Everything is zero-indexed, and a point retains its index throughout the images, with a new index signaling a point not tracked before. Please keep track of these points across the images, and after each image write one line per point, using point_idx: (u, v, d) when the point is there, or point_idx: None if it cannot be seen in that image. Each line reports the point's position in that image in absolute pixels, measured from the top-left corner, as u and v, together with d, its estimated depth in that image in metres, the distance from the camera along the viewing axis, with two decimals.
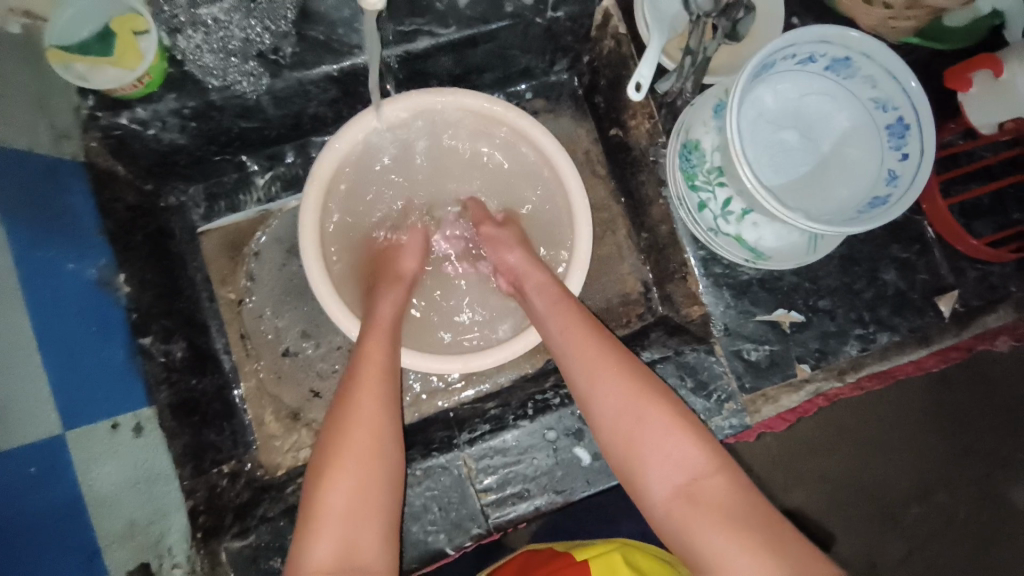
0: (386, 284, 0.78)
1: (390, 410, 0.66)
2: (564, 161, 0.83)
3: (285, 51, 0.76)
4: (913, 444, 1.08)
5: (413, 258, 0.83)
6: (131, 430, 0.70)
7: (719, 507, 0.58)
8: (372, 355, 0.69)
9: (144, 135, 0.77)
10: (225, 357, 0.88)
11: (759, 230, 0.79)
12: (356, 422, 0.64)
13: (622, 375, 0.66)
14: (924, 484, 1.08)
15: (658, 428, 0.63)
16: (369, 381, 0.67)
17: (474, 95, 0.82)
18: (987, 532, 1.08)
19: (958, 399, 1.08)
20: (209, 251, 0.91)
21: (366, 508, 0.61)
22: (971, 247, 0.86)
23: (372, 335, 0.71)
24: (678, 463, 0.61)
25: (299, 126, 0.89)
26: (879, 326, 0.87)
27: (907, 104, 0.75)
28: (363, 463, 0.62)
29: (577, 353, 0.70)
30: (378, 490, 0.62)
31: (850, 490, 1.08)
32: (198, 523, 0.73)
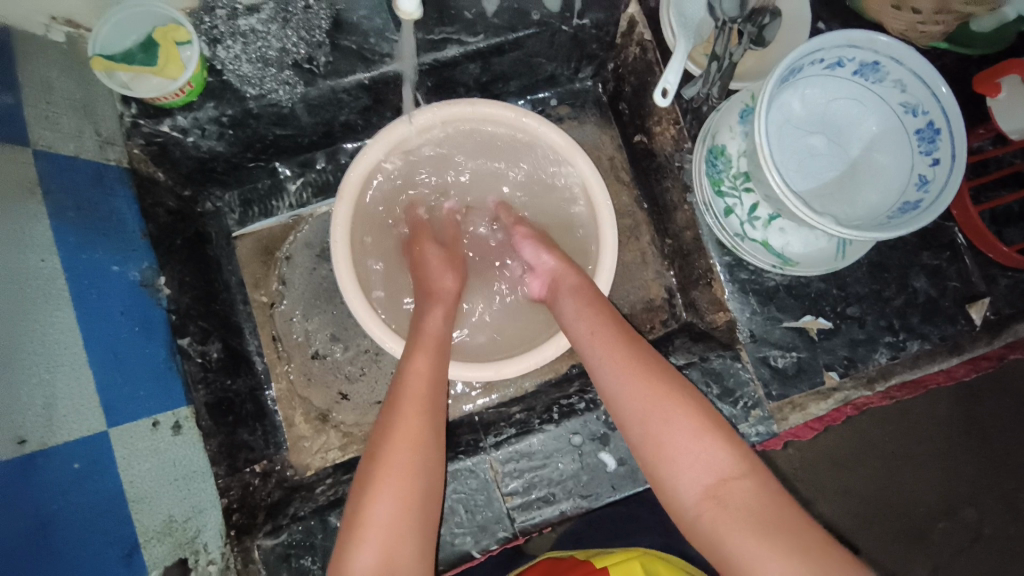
0: (427, 298, 0.77)
1: (436, 425, 0.66)
2: (583, 160, 0.84)
3: (320, 60, 0.78)
4: (939, 455, 1.06)
5: (451, 274, 0.80)
6: (170, 428, 0.72)
7: (748, 510, 0.58)
8: (419, 370, 0.69)
9: (184, 142, 0.80)
10: (258, 358, 0.90)
11: (786, 236, 0.80)
12: (402, 438, 0.63)
13: (653, 380, 0.66)
14: (949, 496, 1.06)
15: (685, 430, 0.63)
16: (417, 396, 0.66)
17: (503, 105, 0.83)
18: (1019, 548, 1.05)
19: (990, 409, 1.06)
20: (244, 255, 0.94)
21: (407, 518, 0.60)
22: (1002, 254, 0.85)
23: (421, 350, 0.71)
24: (705, 464, 0.61)
25: (331, 133, 0.91)
26: (909, 334, 0.86)
27: (937, 108, 0.75)
28: (406, 478, 0.62)
29: (607, 357, 0.69)
30: (420, 505, 0.62)
31: (880, 502, 1.06)
32: (231, 521, 0.75)
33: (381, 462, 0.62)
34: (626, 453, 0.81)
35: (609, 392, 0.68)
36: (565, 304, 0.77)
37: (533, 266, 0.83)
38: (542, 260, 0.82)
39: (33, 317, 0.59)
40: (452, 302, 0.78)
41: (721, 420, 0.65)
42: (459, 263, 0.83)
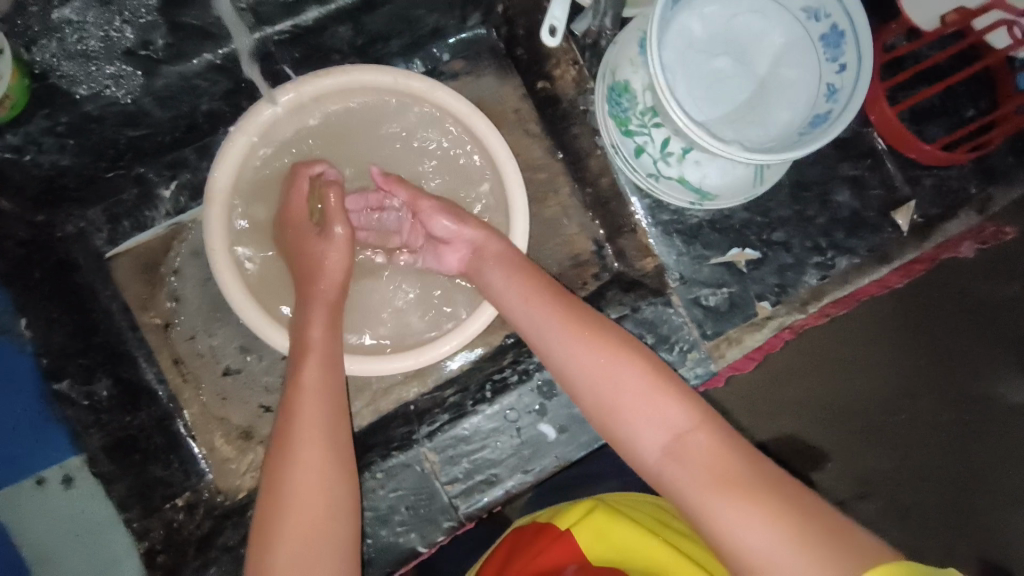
0: (309, 289, 0.70)
1: (333, 429, 0.63)
2: (469, 113, 0.78)
3: (157, 44, 0.67)
4: (891, 354, 1.03)
5: (337, 254, 0.71)
6: (60, 481, 0.75)
7: (708, 466, 0.55)
8: (305, 378, 0.64)
9: (22, 160, 0.70)
10: (160, 386, 0.82)
11: (702, 168, 0.75)
12: (295, 457, 0.60)
13: (596, 342, 0.63)
14: (905, 393, 1.03)
15: (634, 394, 0.59)
16: (306, 406, 0.62)
17: (384, 69, 0.75)
18: (981, 437, 1.01)
19: (937, 304, 1.02)
20: (122, 277, 0.84)
21: (314, 540, 0.57)
22: (925, 154, 0.83)
23: (305, 353, 0.66)
24: (659, 424, 0.58)
25: (196, 126, 0.82)
26: (837, 250, 0.84)
27: (839, 10, 0.70)
28: (306, 493, 0.59)
29: (549, 320, 0.65)
30: (330, 525, 0.59)
31: (838, 412, 1.03)
32: (157, 564, 0.71)
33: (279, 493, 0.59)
34: (566, 419, 0.77)
35: (555, 360, 0.64)
36: (490, 275, 0.72)
37: (447, 239, 0.75)
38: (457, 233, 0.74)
39: None
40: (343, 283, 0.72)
41: (670, 373, 0.62)
42: (353, 241, 0.72)
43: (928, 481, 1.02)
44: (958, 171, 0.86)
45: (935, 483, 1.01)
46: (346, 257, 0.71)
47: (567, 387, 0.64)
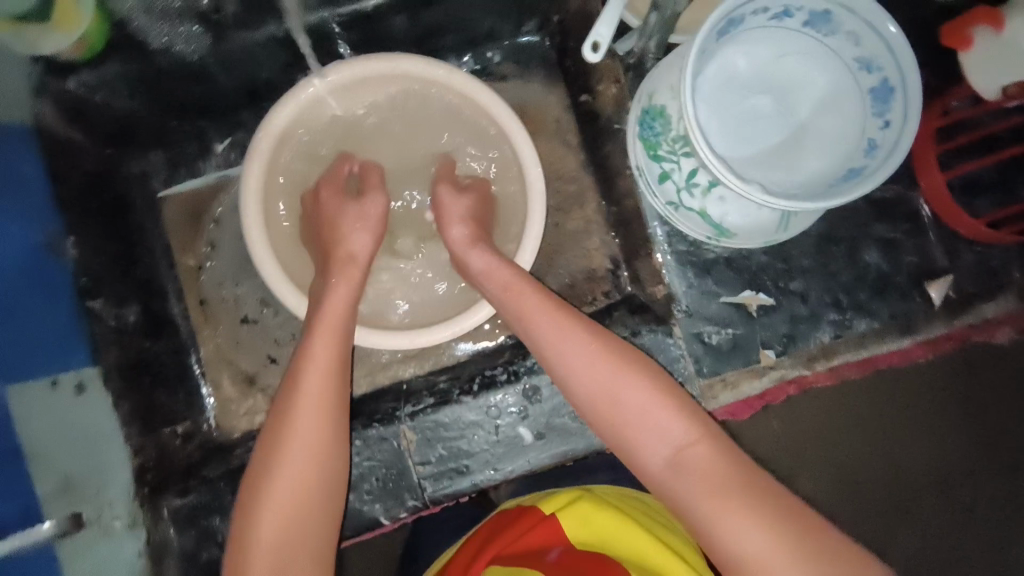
0: (337, 269, 0.73)
1: (335, 414, 0.66)
2: (506, 114, 0.80)
3: (227, 11, 0.74)
4: (935, 428, 0.98)
5: (363, 237, 0.76)
6: (73, 388, 0.71)
7: (711, 479, 0.58)
8: (317, 357, 0.67)
9: (94, 101, 0.77)
10: (183, 321, 0.91)
11: (725, 205, 0.74)
12: (296, 435, 0.63)
13: (607, 359, 0.64)
14: (941, 471, 0.99)
15: (639, 405, 0.61)
16: (315, 387, 0.65)
17: (430, 61, 0.78)
18: (1008, 527, 0.99)
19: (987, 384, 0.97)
20: (171, 218, 0.92)
21: (302, 517, 0.61)
22: (969, 227, 0.79)
23: (319, 333, 0.68)
24: (664, 436, 0.60)
25: (255, 91, 0.88)
26: (857, 312, 0.81)
27: (892, 64, 0.67)
28: (302, 472, 0.62)
29: (558, 335, 0.66)
30: (318, 505, 0.63)
31: (871, 480, 0.99)
32: (145, 480, 0.76)
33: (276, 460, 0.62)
34: (544, 426, 0.78)
35: (559, 370, 0.65)
36: (489, 286, 0.73)
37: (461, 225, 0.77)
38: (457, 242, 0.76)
39: None
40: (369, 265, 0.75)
41: (676, 386, 0.64)
42: (382, 224, 0.78)
43: (950, 563, 0.99)
44: (1002, 251, 0.82)
45: (957, 566, 0.99)
46: (371, 239, 0.76)
47: (568, 395, 0.66)
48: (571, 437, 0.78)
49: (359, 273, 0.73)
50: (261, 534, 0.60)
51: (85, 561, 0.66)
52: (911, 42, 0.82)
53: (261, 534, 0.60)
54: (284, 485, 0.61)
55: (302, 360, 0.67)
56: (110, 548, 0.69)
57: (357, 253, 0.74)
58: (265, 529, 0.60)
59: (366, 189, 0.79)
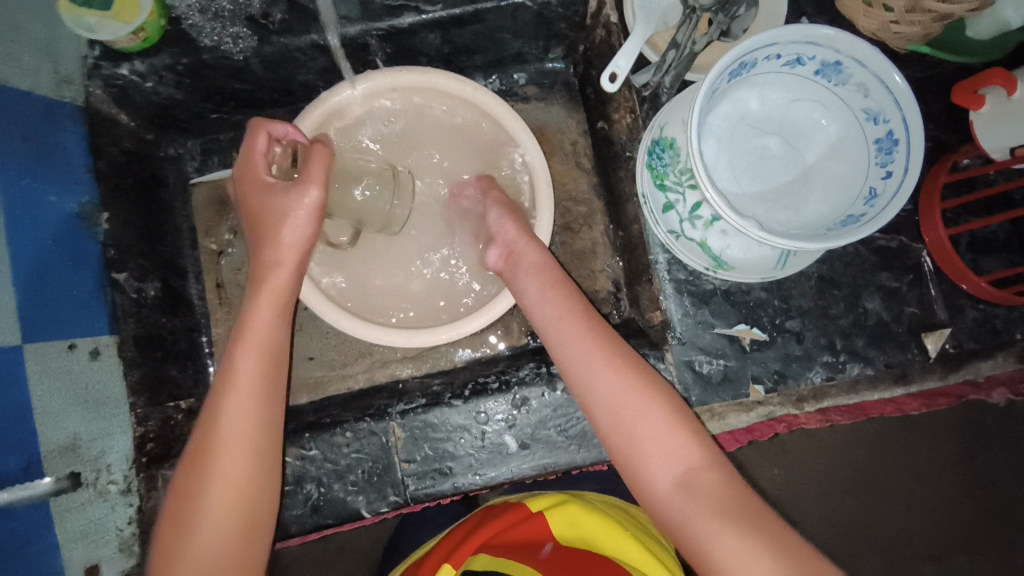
0: (266, 281, 0.71)
1: (259, 436, 0.66)
2: (520, 129, 0.83)
3: (275, 17, 0.80)
4: (923, 476, 1.02)
5: (296, 242, 0.72)
6: (88, 353, 0.75)
7: (715, 500, 0.58)
8: (243, 376, 0.67)
9: (143, 87, 0.82)
10: (199, 301, 0.96)
11: (727, 239, 0.75)
12: (219, 457, 0.64)
13: (623, 373, 0.65)
14: (930, 521, 1.02)
15: (656, 423, 0.62)
16: (240, 408, 0.66)
17: (460, 79, 0.83)
18: None
19: (977, 436, 1.01)
20: (198, 202, 0.97)
21: (229, 536, 0.63)
22: (973, 284, 0.79)
23: (248, 351, 0.68)
24: (676, 455, 0.61)
25: (291, 92, 0.93)
26: (851, 356, 0.82)
27: (898, 117, 0.69)
28: (226, 493, 0.64)
29: (579, 345, 0.68)
30: (246, 524, 0.65)
31: (861, 528, 1.03)
32: (145, 450, 0.79)
33: (203, 483, 0.63)
34: (529, 437, 0.80)
35: (578, 381, 0.67)
36: (526, 287, 0.75)
37: (494, 234, 0.80)
38: (506, 229, 0.78)
39: None
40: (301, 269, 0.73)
41: (688, 410, 0.65)
42: (319, 216, 0.72)
43: None
44: (1006, 312, 0.82)
45: None
46: (309, 233, 0.72)
47: (583, 406, 0.67)
48: (556, 450, 0.80)
49: (288, 280, 0.72)
50: (188, 552, 0.61)
51: (73, 521, 0.69)
52: (926, 98, 0.84)
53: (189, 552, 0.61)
54: (213, 506, 0.63)
55: (227, 380, 0.67)
56: (103, 510, 0.72)
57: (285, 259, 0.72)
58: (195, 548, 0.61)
59: (305, 175, 0.70)
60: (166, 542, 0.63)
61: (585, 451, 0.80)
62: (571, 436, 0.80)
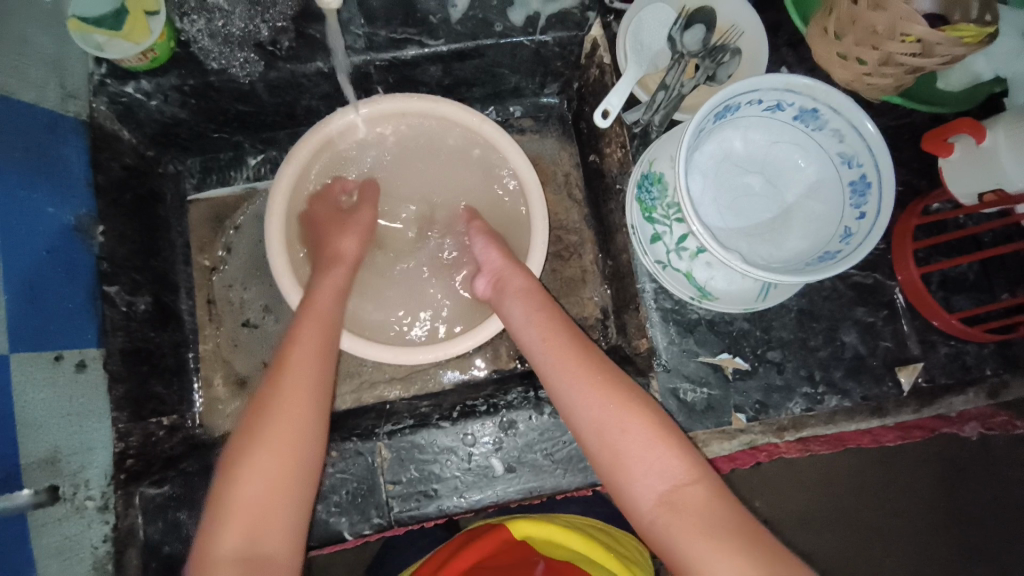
0: (329, 267, 0.80)
1: (321, 396, 0.69)
2: (517, 154, 0.86)
3: (283, 45, 0.83)
4: (904, 510, 1.04)
5: (352, 241, 0.84)
6: (74, 365, 0.74)
7: (700, 516, 0.59)
8: (308, 341, 0.72)
9: (148, 104, 0.85)
10: (189, 317, 0.96)
11: (711, 270, 0.78)
12: (284, 411, 0.66)
13: (605, 389, 0.67)
14: (912, 556, 1.03)
15: (639, 440, 0.63)
16: (307, 367, 0.70)
17: (467, 111, 0.85)
18: None
19: (952, 472, 1.03)
20: (195, 219, 1.00)
21: (284, 491, 0.63)
22: (944, 322, 0.83)
23: (310, 321, 0.74)
24: (662, 472, 0.62)
25: (294, 116, 0.96)
26: (829, 388, 0.84)
27: (871, 162, 0.73)
28: (287, 448, 0.65)
29: (557, 364, 0.70)
30: (300, 482, 0.65)
31: (845, 563, 1.04)
32: (124, 466, 0.78)
33: (264, 438, 0.64)
34: (515, 461, 0.81)
35: (564, 402, 0.68)
36: (512, 309, 0.76)
37: (482, 262, 0.83)
38: (492, 257, 0.82)
39: None
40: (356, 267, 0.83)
41: (673, 426, 0.65)
42: (370, 230, 0.86)
43: None
44: (976, 348, 0.85)
45: None
46: (361, 243, 0.85)
47: (568, 424, 0.68)
48: (542, 474, 0.80)
49: (345, 274, 0.81)
50: (244, 504, 0.61)
51: (49, 536, 0.67)
52: (898, 144, 0.89)
53: (240, 495, 0.62)
54: (270, 462, 0.63)
55: (293, 343, 0.72)
56: (79, 527, 0.71)
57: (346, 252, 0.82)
58: (245, 502, 0.61)
59: (359, 202, 0.88)
60: (218, 500, 0.62)
61: (571, 475, 0.80)
62: (557, 460, 0.81)
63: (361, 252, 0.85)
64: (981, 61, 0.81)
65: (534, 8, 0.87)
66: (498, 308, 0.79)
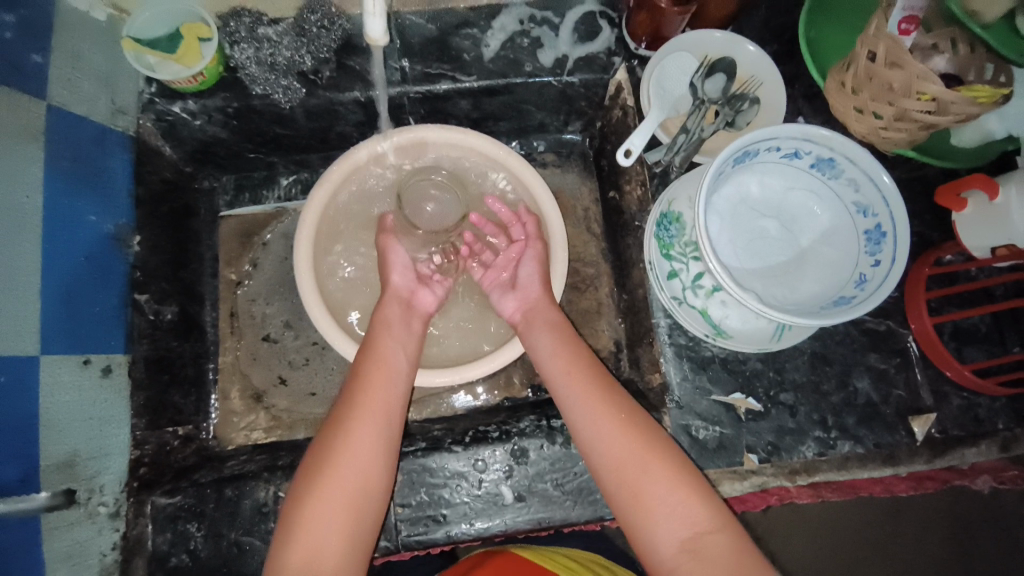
0: (391, 301, 0.82)
1: (387, 430, 0.71)
2: (541, 189, 0.89)
3: (323, 74, 0.87)
4: (914, 564, 1.02)
5: (405, 275, 0.85)
6: (100, 370, 0.76)
7: (717, 563, 0.59)
8: (376, 375, 0.74)
9: (192, 124, 0.89)
10: (211, 329, 0.98)
11: (726, 308, 0.80)
12: (353, 440, 0.68)
13: (626, 427, 0.68)
14: None
15: (659, 481, 0.64)
16: (374, 400, 0.72)
17: (495, 143, 0.89)
18: None
19: (965, 528, 1.02)
20: (224, 234, 1.03)
21: (348, 520, 0.65)
22: (957, 372, 0.83)
23: (377, 355, 0.76)
24: (683, 517, 0.62)
25: (327, 140, 1.00)
26: (841, 434, 0.84)
27: (886, 212, 0.75)
28: (354, 477, 0.66)
29: (582, 401, 0.71)
30: (365, 512, 0.66)
31: None
32: (137, 474, 0.78)
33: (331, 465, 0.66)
34: (524, 489, 0.81)
35: (583, 438, 0.69)
36: (536, 340, 0.78)
37: (518, 286, 0.84)
38: (531, 285, 0.83)
39: (20, 244, 0.67)
40: (402, 300, 0.83)
41: (690, 466, 0.66)
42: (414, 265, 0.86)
43: None
44: (989, 401, 0.86)
45: None
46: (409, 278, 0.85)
47: (585, 458, 0.69)
48: (551, 505, 0.80)
49: (405, 311, 0.82)
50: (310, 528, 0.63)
51: (60, 540, 0.68)
52: (911, 196, 0.91)
53: (307, 518, 0.64)
54: (336, 489, 0.65)
55: (362, 374, 0.74)
56: (90, 533, 0.71)
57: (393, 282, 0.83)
58: (311, 526, 0.63)
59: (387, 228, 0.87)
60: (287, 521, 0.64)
61: (580, 508, 0.80)
62: (567, 491, 0.81)
63: (409, 287, 0.85)
64: (993, 120, 0.83)
65: (563, 51, 0.92)
66: (523, 337, 0.81)
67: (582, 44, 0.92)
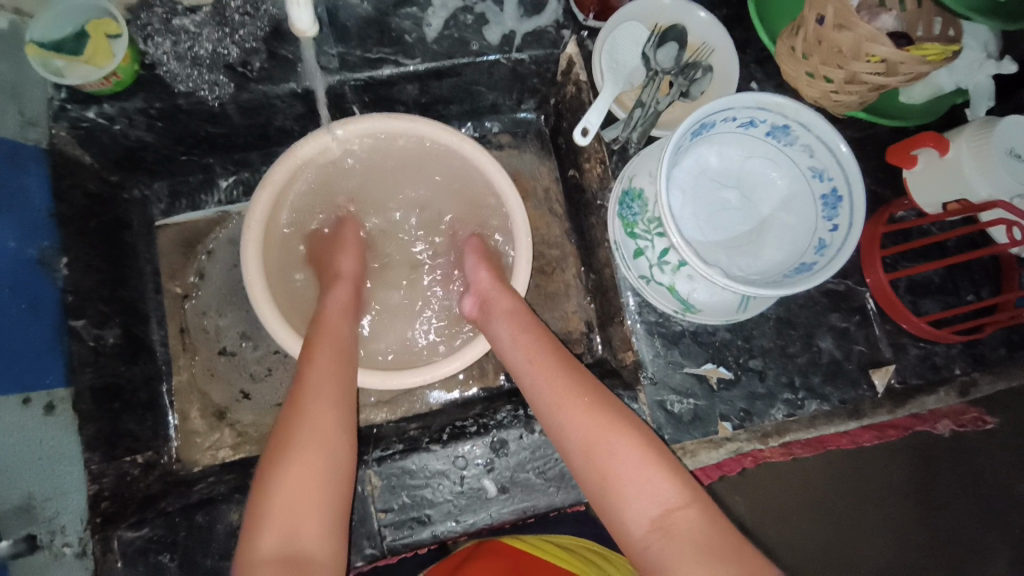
0: (336, 287, 0.80)
1: (344, 408, 0.67)
2: (500, 176, 0.85)
3: (254, 65, 0.81)
4: None
5: (352, 261, 0.84)
6: (42, 407, 0.71)
7: (694, 540, 0.58)
8: (322, 355, 0.70)
9: (112, 129, 0.81)
10: (161, 348, 0.93)
11: (693, 283, 0.79)
12: (306, 415, 0.64)
13: (588, 412, 0.67)
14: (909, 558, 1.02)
15: (628, 461, 0.63)
16: (322, 376, 0.68)
17: (448, 133, 0.84)
18: None
19: None
20: (164, 244, 0.97)
21: (310, 498, 0.60)
22: (914, 325, 0.86)
23: (323, 337, 0.72)
24: (650, 496, 0.62)
25: (267, 136, 0.94)
26: (809, 394, 0.87)
27: (841, 176, 0.75)
28: (317, 452, 0.62)
29: (548, 388, 0.70)
30: (329, 486, 0.62)
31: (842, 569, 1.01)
32: (98, 509, 0.73)
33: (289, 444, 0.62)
34: (507, 481, 0.80)
35: (552, 426, 0.68)
36: (499, 330, 0.77)
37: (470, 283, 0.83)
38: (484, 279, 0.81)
39: None
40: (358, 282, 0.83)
41: (659, 442, 0.66)
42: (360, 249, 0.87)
43: None
44: (944, 348, 0.90)
45: None
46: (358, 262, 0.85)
47: (558, 445, 0.68)
48: (534, 493, 0.80)
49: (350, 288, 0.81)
50: (273, 510, 0.58)
51: None
52: (863, 155, 0.93)
53: (272, 500, 0.59)
54: (295, 468, 0.61)
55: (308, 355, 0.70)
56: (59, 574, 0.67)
57: (349, 276, 0.82)
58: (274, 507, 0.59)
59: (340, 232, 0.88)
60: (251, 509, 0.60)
61: (564, 493, 0.81)
62: (549, 478, 0.81)
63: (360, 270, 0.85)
64: (943, 75, 0.83)
65: (509, 27, 0.87)
66: (484, 328, 0.80)
67: (528, 18, 0.88)
